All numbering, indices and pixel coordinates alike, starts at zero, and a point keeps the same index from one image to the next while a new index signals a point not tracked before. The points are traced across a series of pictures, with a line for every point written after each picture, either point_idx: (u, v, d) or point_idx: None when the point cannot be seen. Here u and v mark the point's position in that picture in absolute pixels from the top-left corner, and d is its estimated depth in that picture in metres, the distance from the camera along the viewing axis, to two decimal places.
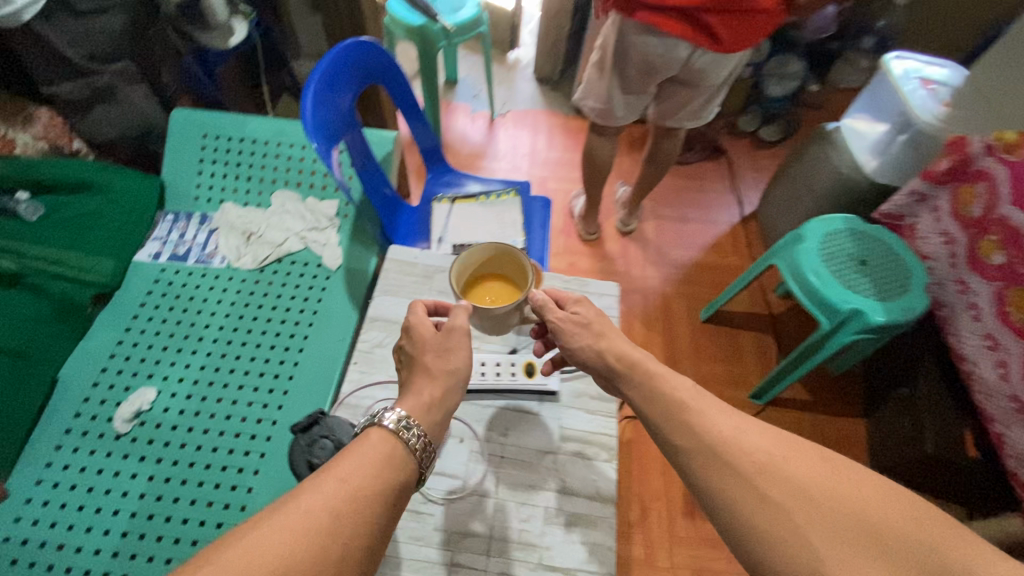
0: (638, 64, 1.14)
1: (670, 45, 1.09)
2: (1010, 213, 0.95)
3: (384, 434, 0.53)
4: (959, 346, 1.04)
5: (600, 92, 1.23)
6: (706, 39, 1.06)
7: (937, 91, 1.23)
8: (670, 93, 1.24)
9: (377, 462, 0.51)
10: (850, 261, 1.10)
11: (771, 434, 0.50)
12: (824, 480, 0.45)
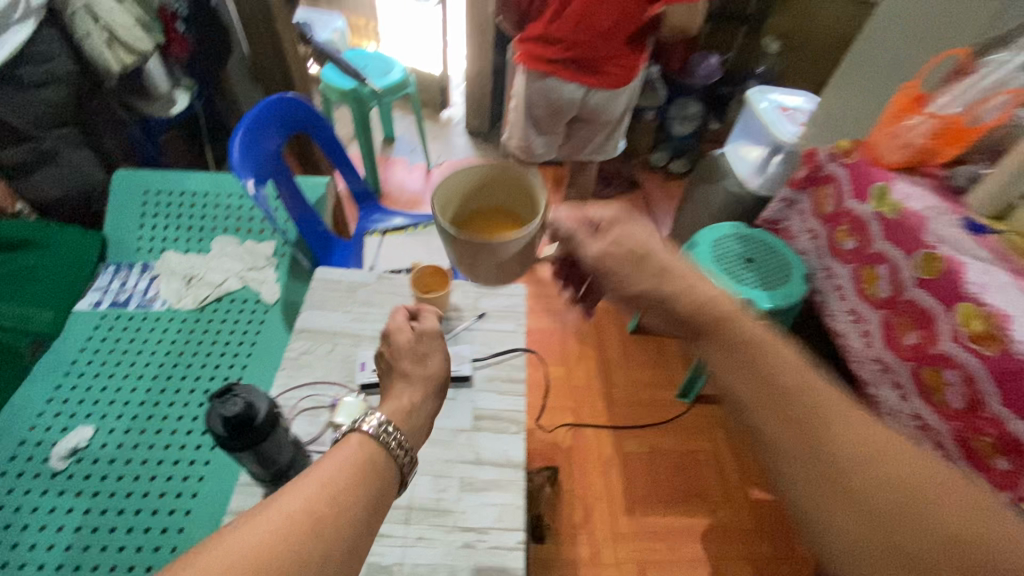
0: (545, 106, 1.31)
1: (570, 86, 1.26)
2: (854, 206, 1.13)
3: (362, 439, 0.50)
4: (834, 324, 1.20)
5: (518, 132, 1.40)
6: (592, 80, 1.25)
7: (792, 115, 1.46)
8: (577, 131, 1.42)
9: (355, 469, 0.47)
10: (737, 261, 1.26)
11: (840, 405, 0.45)
12: (905, 472, 0.41)
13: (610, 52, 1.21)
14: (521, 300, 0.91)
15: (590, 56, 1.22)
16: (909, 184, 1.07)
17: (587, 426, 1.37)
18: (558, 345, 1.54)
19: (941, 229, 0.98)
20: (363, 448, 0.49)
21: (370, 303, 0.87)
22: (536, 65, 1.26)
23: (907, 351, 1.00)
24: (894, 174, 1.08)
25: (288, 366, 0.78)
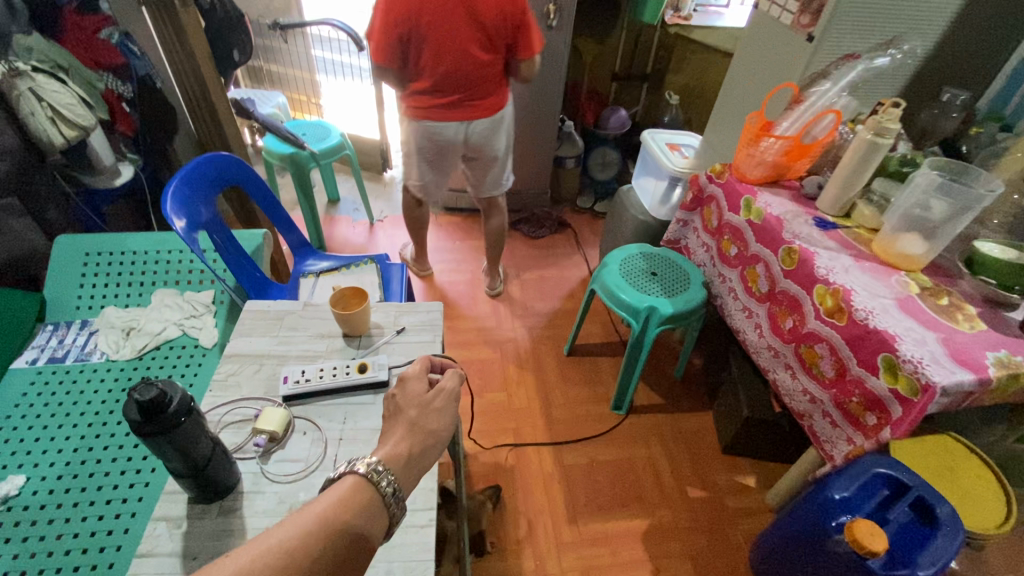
0: (433, 147, 1.50)
1: (449, 125, 1.45)
2: (731, 217, 1.31)
3: (358, 482, 0.58)
4: (734, 323, 1.34)
5: (416, 175, 1.59)
6: (467, 115, 1.44)
7: (683, 151, 1.67)
8: (471, 166, 1.61)
9: (354, 517, 0.56)
10: (643, 276, 1.42)
11: None
12: None
13: (485, 95, 1.43)
14: (439, 315, 1.01)
15: (462, 98, 1.41)
16: (771, 194, 1.25)
17: (527, 445, 1.43)
18: (498, 371, 1.62)
19: (796, 227, 1.15)
20: (360, 491, 0.58)
21: (296, 327, 0.95)
22: (421, 113, 1.44)
23: (787, 334, 1.14)
24: (758, 188, 1.26)
25: (216, 386, 0.85)
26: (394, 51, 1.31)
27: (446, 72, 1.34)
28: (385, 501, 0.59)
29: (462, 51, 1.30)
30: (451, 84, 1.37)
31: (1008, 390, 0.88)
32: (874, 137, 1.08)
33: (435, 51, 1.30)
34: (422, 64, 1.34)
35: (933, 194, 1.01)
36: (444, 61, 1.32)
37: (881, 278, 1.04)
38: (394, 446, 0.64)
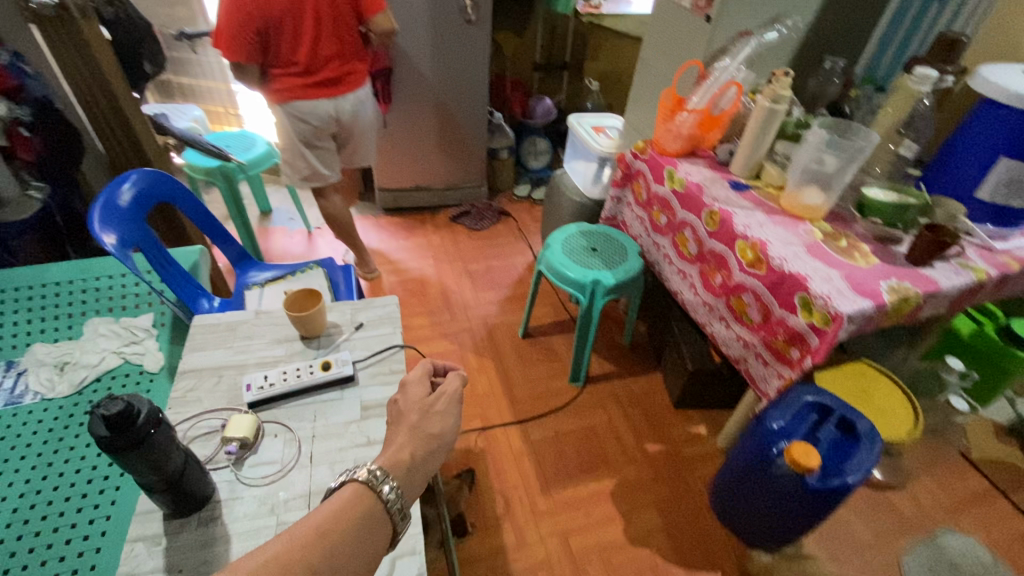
0: (306, 128, 1.58)
1: (320, 103, 1.54)
2: (658, 189, 1.41)
3: (358, 491, 0.60)
4: (671, 284, 1.44)
5: (298, 165, 1.65)
6: (335, 91, 1.54)
7: (607, 132, 1.76)
8: (350, 140, 1.72)
9: (359, 527, 0.57)
10: (584, 252, 1.50)
11: None
12: None
13: (350, 62, 1.54)
14: (395, 308, 1.04)
15: (330, 75, 1.51)
16: (690, 164, 1.36)
17: (494, 427, 1.48)
18: (458, 361, 1.65)
19: (715, 192, 1.26)
20: (360, 499, 0.59)
21: (252, 337, 0.94)
22: (289, 95, 1.50)
23: (719, 289, 1.25)
24: (678, 160, 1.37)
25: (176, 404, 0.83)
26: (253, 40, 1.37)
27: (308, 52, 1.44)
28: (387, 509, 0.60)
29: (319, 29, 1.42)
30: (319, 62, 1.48)
31: (901, 312, 1.02)
32: (771, 104, 1.20)
33: (292, 32, 1.40)
34: (284, 48, 1.43)
35: (824, 150, 1.14)
36: (304, 41, 1.42)
37: (791, 228, 1.16)
38: (396, 453, 0.65)
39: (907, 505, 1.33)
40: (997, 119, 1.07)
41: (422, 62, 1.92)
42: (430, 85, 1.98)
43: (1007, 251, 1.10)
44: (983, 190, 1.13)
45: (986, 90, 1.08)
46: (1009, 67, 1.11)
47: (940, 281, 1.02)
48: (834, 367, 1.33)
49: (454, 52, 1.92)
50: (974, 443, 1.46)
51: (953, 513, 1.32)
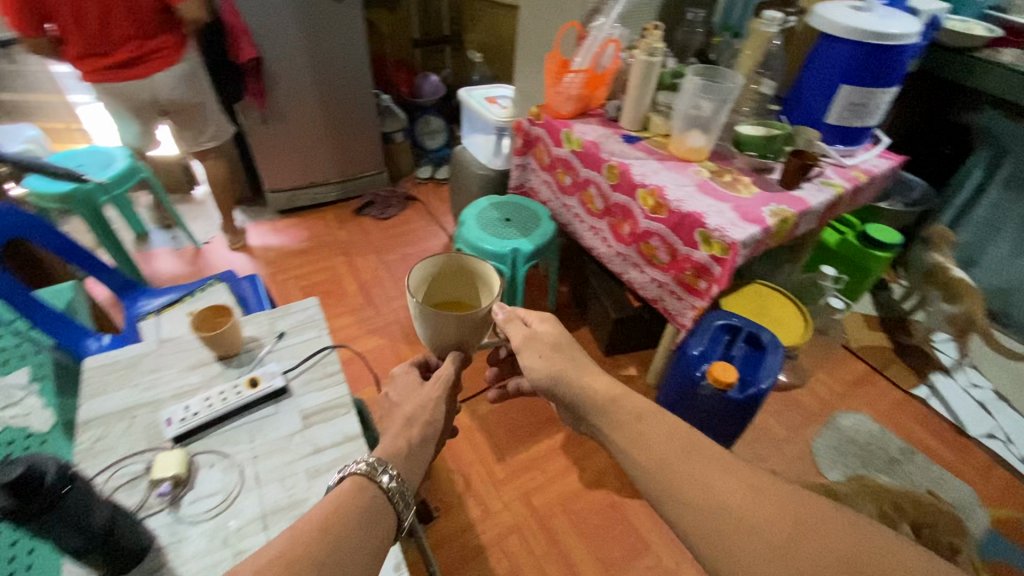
0: (123, 102, 1.61)
1: (125, 84, 1.55)
2: (558, 151, 1.45)
3: (357, 484, 0.60)
4: (583, 241, 1.50)
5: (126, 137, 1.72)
6: (139, 73, 1.53)
7: (500, 102, 1.77)
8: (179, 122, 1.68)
9: (365, 517, 0.57)
10: (498, 223, 1.52)
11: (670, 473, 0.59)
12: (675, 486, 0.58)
13: (154, 41, 1.51)
14: (317, 310, 1.00)
15: (133, 56, 1.51)
16: (583, 124, 1.41)
17: None
18: (391, 353, 1.62)
19: (611, 147, 1.33)
20: (361, 490, 0.59)
21: (161, 368, 0.87)
22: (93, 75, 1.52)
23: (627, 238, 1.32)
24: (572, 121, 1.41)
25: (84, 457, 0.75)
26: (34, 15, 1.38)
27: (96, 32, 1.44)
28: (389, 498, 0.60)
29: (104, 10, 1.40)
30: (113, 43, 1.47)
31: (782, 232, 1.15)
32: (648, 57, 1.28)
33: (75, 12, 1.39)
34: (74, 29, 1.43)
35: (701, 96, 1.24)
36: (91, 22, 1.42)
37: (683, 172, 1.25)
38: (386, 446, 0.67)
39: (809, 400, 1.55)
40: (832, 51, 1.22)
41: (296, 49, 1.80)
42: (307, 72, 1.86)
43: (855, 166, 1.29)
44: (830, 115, 1.28)
45: (822, 26, 1.22)
46: (840, 3, 1.26)
47: (808, 200, 1.17)
48: (736, 291, 1.47)
49: (328, 36, 1.82)
50: (849, 336, 1.73)
51: (844, 396, 1.56)
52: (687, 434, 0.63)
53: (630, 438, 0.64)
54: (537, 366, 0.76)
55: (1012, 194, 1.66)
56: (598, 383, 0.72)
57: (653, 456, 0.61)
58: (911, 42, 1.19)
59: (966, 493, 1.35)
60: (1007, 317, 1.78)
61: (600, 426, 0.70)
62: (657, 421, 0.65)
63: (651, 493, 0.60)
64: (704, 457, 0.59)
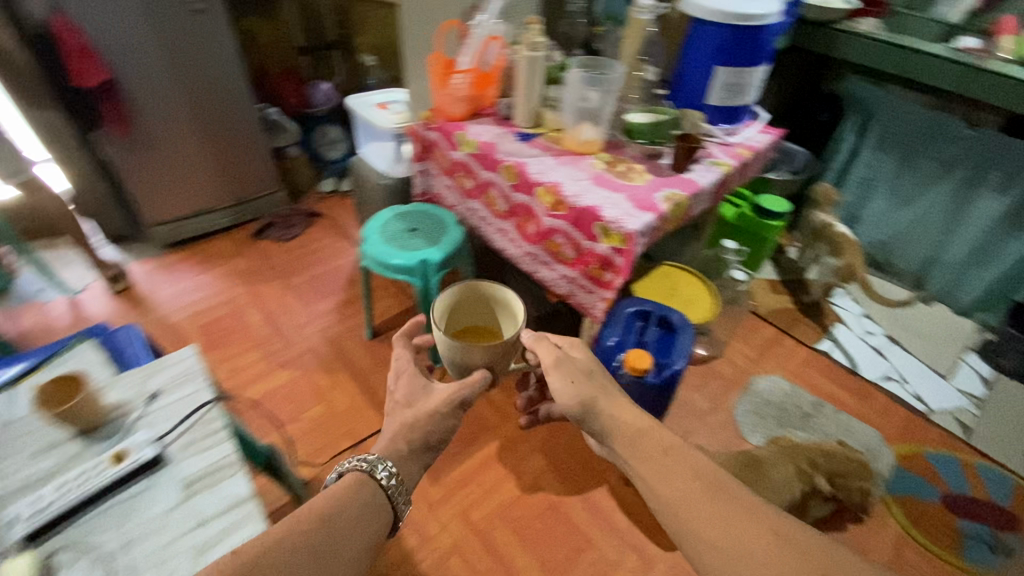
0: None
1: None
2: (456, 155, 1.39)
3: (359, 482, 0.70)
4: (494, 243, 1.46)
5: None
6: None
7: (390, 107, 1.68)
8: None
9: (362, 510, 0.67)
10: (403, 233, 1.43)
11: (692, 507, 0.70)
12: (698, 516, 0.69)
13: None
14: (195, 360, 0.90)
15: None
16: (477, 125, 1.37)
17: (367, 439, 1.40)
18: (307, 384, 1.52)
19: (506, 147, 1.30)
20: (362, 486, 0.69)
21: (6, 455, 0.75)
22: None
23: (534, 236, 1.29)
24: (466, 123, 1.37)
25: None
26: None
27: None
28: (384, 498, 0.70)
29: None
30: None
31: (678, 216, 1.18)
32: (530, 53, 1.26)
33: None
34: None
35: (588, 87, 1.24)
36: None
37: (579, 166, 1.24)
38: (359, 466, 0.70)
39: (727, 369, 1.62)
40: (705, 35, 1.25)
41: (157, 67, 1.64)
42: (175, 91, 1.70)
43: (740, 143, 1.34)
44: (711, 97, 1.32)
45: (693, 11, 1.25)
46: None
47: (698, 181, 1.20)
48: (647, 275, 1.50)
49: (193, 51, 1.67)
50: (757, 302, 1.82)
51: (757, 361, 1.64)
52: (704, 474, 0.74)
53: (654, 473, 0.77)
54: (571, 390, 0.88)
55: (880, 152, 1.80)
56: (628, 418, 0.85)
57: (675, 493, 0.73)
58: (774, 21, 1.24)
59: (870, 435, 1.45)
60: (890, 265, 1.94)
61: (626, 455, 0.82)
62: (681, 461, 0.77)
63: (669, 519, 0.72)
64: (719, 496, 0.70)
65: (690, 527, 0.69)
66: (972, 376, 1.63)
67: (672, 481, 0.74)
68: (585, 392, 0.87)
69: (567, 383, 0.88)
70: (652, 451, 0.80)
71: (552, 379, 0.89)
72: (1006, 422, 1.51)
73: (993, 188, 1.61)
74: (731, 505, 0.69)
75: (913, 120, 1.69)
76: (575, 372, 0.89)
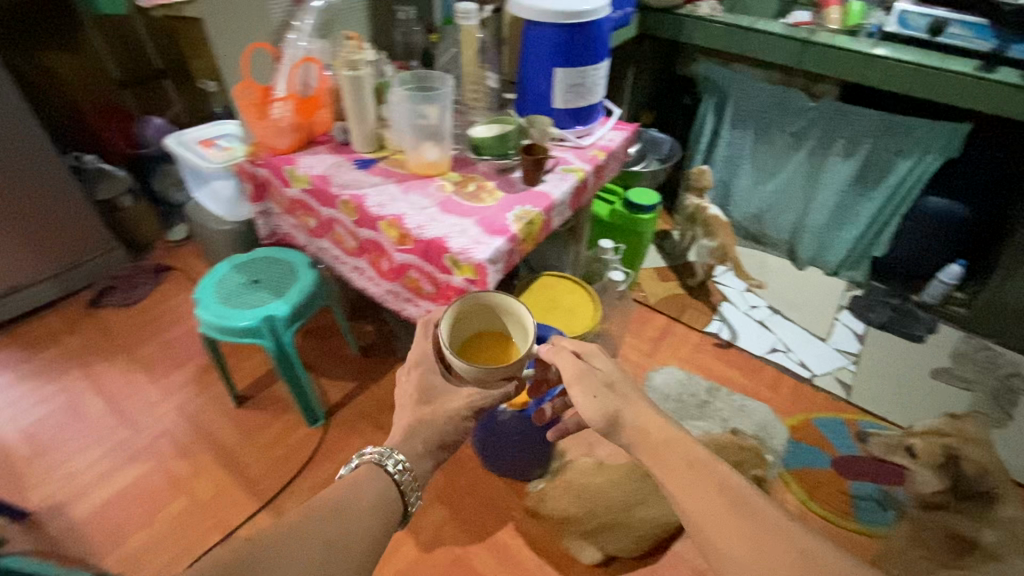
0: None
1: None
2: (290, 191, 1.23)
3: (373, 474, 0.78)
4: (353, 282, 1.31)
5: None
6: None
7: (217, 142, 1.45)
8: None
9: (375, 498, 0.75)
10: (244, 288, 1.25)
11: (723, 527, 0.67)
12: (730, 539, 0.67)
13: None
14: None
15: None
16: (310, 155, 1.21)
17: (238, 528, 1.23)
18: (162, 475, 1.32)
19: (342, 178, 1.14)
20: (376, 477, 0.77)
21: None
22: None
23: (389, 273, 1.15)
24: (295, 155, 1.21)
25: None
26: None
27: None
28: (394, 488, 0.77)
29: None
30: None
31: (535, 234, 1.09)
32: (351, 72, 1.13)
33: None
34: None
35: (421, 102, 1.13)
36: None
37: (423, 191, 1.12)
38: (372, 459, 0.78)
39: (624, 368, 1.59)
40: (538, 36, 1.18)
41: None
42: None
43: (593, 144, 1.29)
44: (556, 100, 1.25)
45: (520, 12, 1.18)
46: None
47: (551, 194, 1.13)
48: (526, 289, 1.43)
49: None
50: (646, 292, 1.82)
51: (651, 354, 1.63)
52: (729, 488, 0.70)
53: (681, 488, 0.71)
54: (594, 404, 0.79)
55: (738, 130, 1.84)
56: (652, 427, 0.77)
57: (704, 511, 0.69)
58: (605, 14, 1.19)
59: (763, 411, 1.47)
60: (764, 236, 2.01)
61: (649, 463, 0.76)
62: (708, 477, 0.71)
63: (695, 532, 0.70)
64: (749, 514, 0.68)
65: (718, 545, 0.67)
66: (848, 334, 1.71)
67: (707, 501, 0.69)
68: (609, 405, 0.79)
69: (594, 395, 0.80)
70: (681, 461, 0.74)
71: (573, 395, 0.81)
72: (881, 374, 1.59)
73: (839, 154, 1.69)
74: (764, 527, 0.67)
75: (761, 97, 1.74)
76: (595, 386, 0.81)
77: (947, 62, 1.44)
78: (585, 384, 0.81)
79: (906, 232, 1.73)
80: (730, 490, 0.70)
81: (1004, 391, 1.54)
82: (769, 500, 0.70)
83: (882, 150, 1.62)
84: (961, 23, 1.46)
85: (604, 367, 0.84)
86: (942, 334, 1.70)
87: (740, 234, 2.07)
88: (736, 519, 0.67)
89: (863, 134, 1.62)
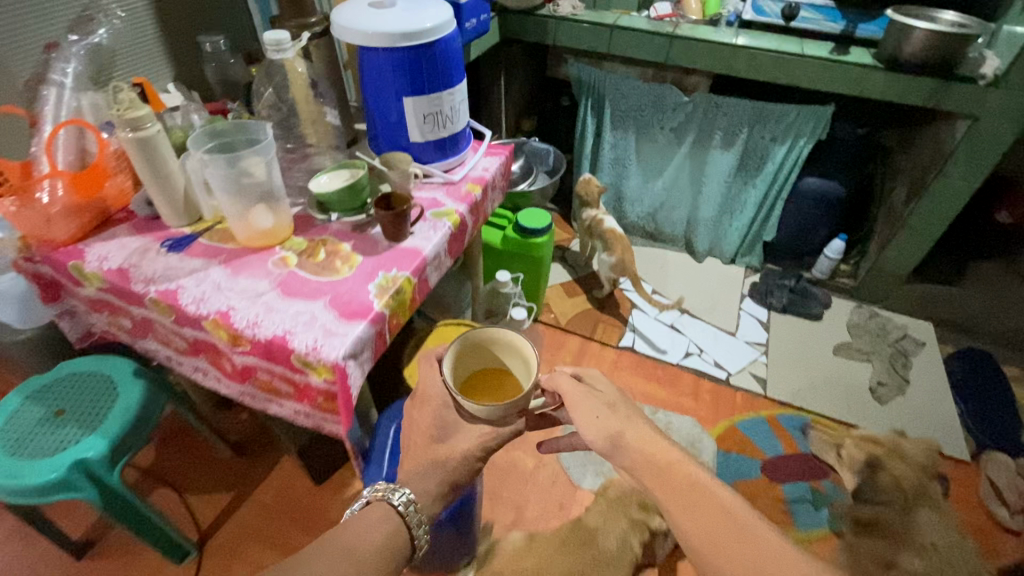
0: None
1: None
2: (86, 290, 0.94)
3: (382, 514, 0.71)
4: (200, 385, 1.05)
5: None
6: None
7: None
8: None
9: (383, 542, 0.69)
10: (43, 425, 0.95)
11: (724, 549, 0.60)
12: (736, 563, 0.59)
13: None
14: None
15: None
16: (103, 242, 0.93)
17: None
18: None
19: (147, 269, 0.88)
20: (386, 518, 0.71)
21: None
22: None
23: (233, 376, 0.92)
24: (81, 245, 0.92)
25: None
26: None
27: None
28: (404, 529, 0.71)
29: None
30: None
31: (407, 303, 0.90)
32: (133, 134, 0.86)
33: None
34: None
35: (238, 158, 0.89)
36: None
37: (257, 270, 0.89)
38: (382, 500, 0.72)
39: None
40: (376, 62, 0.99)
41: None
42: None
43: (466, 177, 1.13)
44: (413, 134, 1.07)
45: (345, 36, 0.98)
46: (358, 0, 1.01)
47: (422, 248, 0.95)
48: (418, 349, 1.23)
49: None
50: (557, 313, 1.70)
51: None
52: (736, 515, 0.62)
53: (683, 510, 0.63)
54: (599, 424, 0.72)
55: (619, 131, 1.77)
56: (656, 449, 0.69)
57: (707, 537, 0.61)
58: (453, 29, 1.03)
59: (688, 425, 1.42)
60: (661, 233, 1.97)
61: (649, 484, 0.67)
62: (709, 501, 0.63)
63: (693, 551, 0.62)
64: (754, 545, 0.59)
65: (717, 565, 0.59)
66: (753, 323, 1.71)
67: (707, 520, 0.61)
68: (613, 426, 0.72)
69: (601, 413, 0.73)
70: (683, 481, 0.66)
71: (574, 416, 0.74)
72: (790, 361, 1.60)
73: (720, 146, 1.66)
74: (769, 550, 0.59)
75: (637, 96, 1.67)
76: (597, 406, 0.74)
77: (806, 47, 1.44)
78: (586, 406, 0.74)
79: (790, 215, 1.76)
80: (732, 512, 0.62)
81: (898, 357, 1.60)
82: (775, 529, 0.61)
83: (758, 139, 1.62)
84: (810, 6, 1.48)
85: (604, 390, 0.78)
86: (836, 308, 1.76)
87: (638, 233, 2.02)
88: (738, 542, 0.60)
89: (739, 124, 1.60)
